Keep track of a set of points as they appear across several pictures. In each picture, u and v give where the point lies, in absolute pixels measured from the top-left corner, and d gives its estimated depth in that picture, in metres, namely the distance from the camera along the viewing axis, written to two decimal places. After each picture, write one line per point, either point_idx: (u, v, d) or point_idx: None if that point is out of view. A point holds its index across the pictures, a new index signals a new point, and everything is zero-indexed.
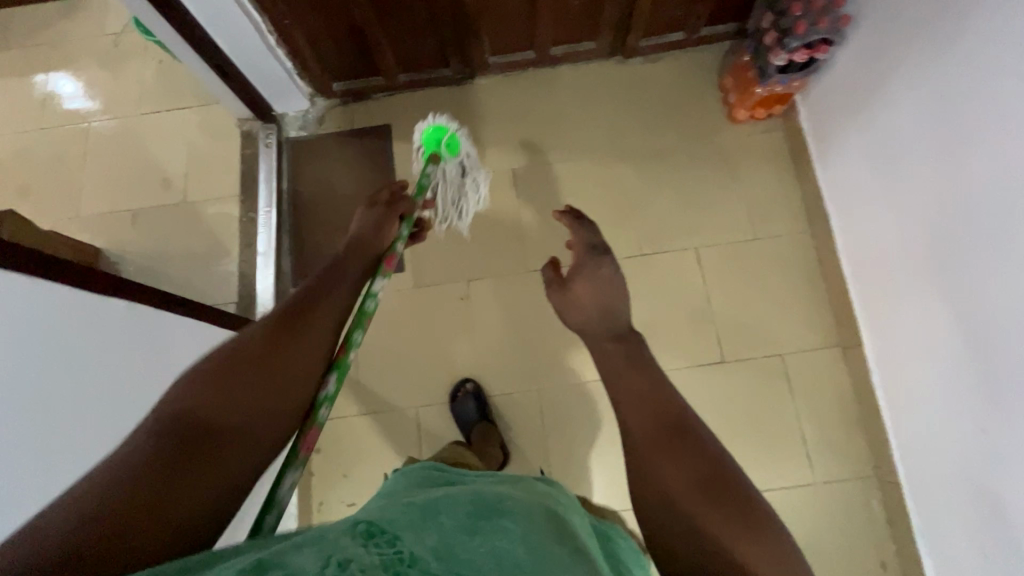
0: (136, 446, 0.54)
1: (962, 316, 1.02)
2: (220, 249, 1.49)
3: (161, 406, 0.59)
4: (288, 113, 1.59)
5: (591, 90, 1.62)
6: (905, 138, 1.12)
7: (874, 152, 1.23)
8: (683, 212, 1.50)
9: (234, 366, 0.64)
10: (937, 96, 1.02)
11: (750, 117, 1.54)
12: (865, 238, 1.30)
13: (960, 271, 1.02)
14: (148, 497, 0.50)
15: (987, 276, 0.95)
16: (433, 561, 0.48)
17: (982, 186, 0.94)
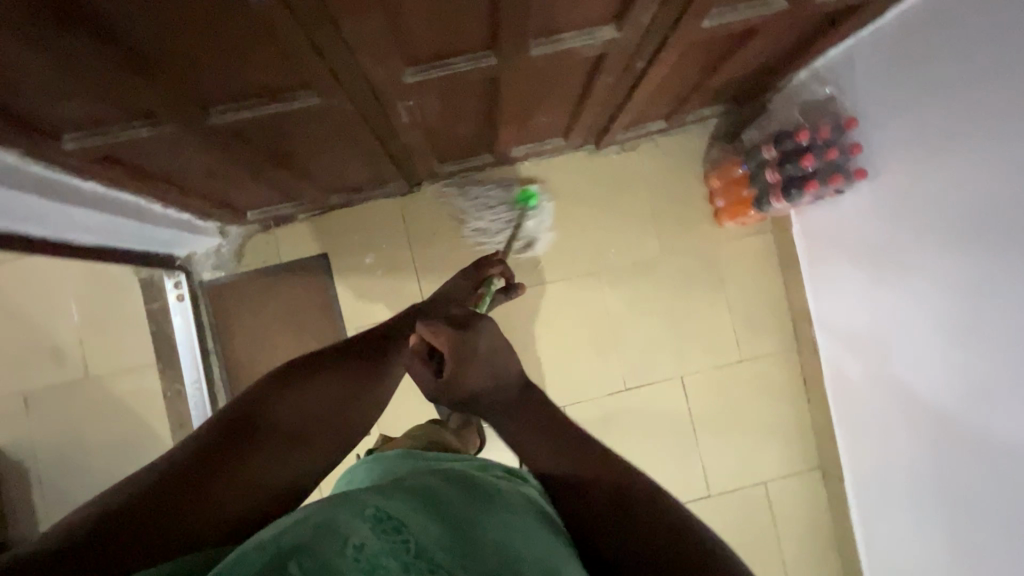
0: (193, 441, 0.54)
1: (954, 509, 1.01)
2: (149, 432, 1.27)
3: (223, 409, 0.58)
4: (196, 252, 1.30)
5: (563, 189, 1.40)
6: (917, 307, 1.01)
7: (874, 296, 1.12)
8: (667, 334, 1.41)
9: (274, 401, 0.60)
10: (970, 294, 0.89)
11: (737, 222, 1.39)
12: (851, 375, 1.24)
13: (966, 479, 0.98)
14: (198, 479, 0.51)
15: (993, 497, 0.93)
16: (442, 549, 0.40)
17: (1006, 416, 0.88)
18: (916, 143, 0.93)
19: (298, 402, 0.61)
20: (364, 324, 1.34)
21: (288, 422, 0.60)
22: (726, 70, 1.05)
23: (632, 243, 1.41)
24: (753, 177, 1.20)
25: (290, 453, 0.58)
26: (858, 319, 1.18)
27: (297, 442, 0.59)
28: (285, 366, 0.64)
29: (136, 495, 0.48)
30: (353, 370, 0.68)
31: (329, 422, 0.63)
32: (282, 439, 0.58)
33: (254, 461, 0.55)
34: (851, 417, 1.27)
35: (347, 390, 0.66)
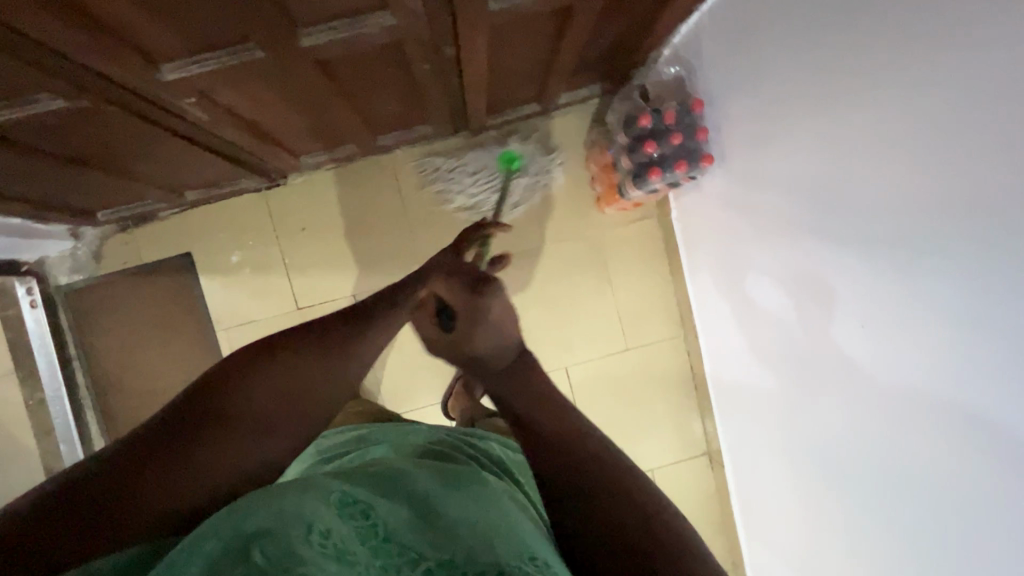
0: (144, 431, 0.54)
1: (804, 495, 1.00)
2: (10, 443, 1.24)
3: (183, 395, 0.57)
4: (50, 255, 1.25)
5: (441, 178, 1.34)
6: (772, 290, 0.99)
7: (740, 280, 1.10)
8: (552, 325, 1.37)
9: (226, 394, 0.58)
10: (809, 275, 0.87)
11: (619, 210, 1.34)
12: (726, 362, 1.22)
13: (807, 467, 0.97)
14: (136, 478, 0.50)
15: (829, 482, 0.92)
16: (408, 532, 0.48)
17: (837, 399, 0.87)
18: (757, 122, 0.93)
19: (252, 387, 0.59)
20: (235, 325, 1.30)
21: (243, 409, 0.58)
22: (568, 51, 0.98)
23: (514, 232, 1.36)
24: (616, 163, 1.14)
25: (248, 443, 0.56)
26: (728, 304, 1.16)
27: (252, 428, 0.57)
28: (263, 348, 0.62)
29: (78, 495, 0.48)
30: (324, 348, 0.65)
31: (285, 410, 0.60)
32: (235, 428, 0.56)
33: (204, 454, 0.54)
34: (728, 405, 1.26)
35: (307, 377, 0.63)
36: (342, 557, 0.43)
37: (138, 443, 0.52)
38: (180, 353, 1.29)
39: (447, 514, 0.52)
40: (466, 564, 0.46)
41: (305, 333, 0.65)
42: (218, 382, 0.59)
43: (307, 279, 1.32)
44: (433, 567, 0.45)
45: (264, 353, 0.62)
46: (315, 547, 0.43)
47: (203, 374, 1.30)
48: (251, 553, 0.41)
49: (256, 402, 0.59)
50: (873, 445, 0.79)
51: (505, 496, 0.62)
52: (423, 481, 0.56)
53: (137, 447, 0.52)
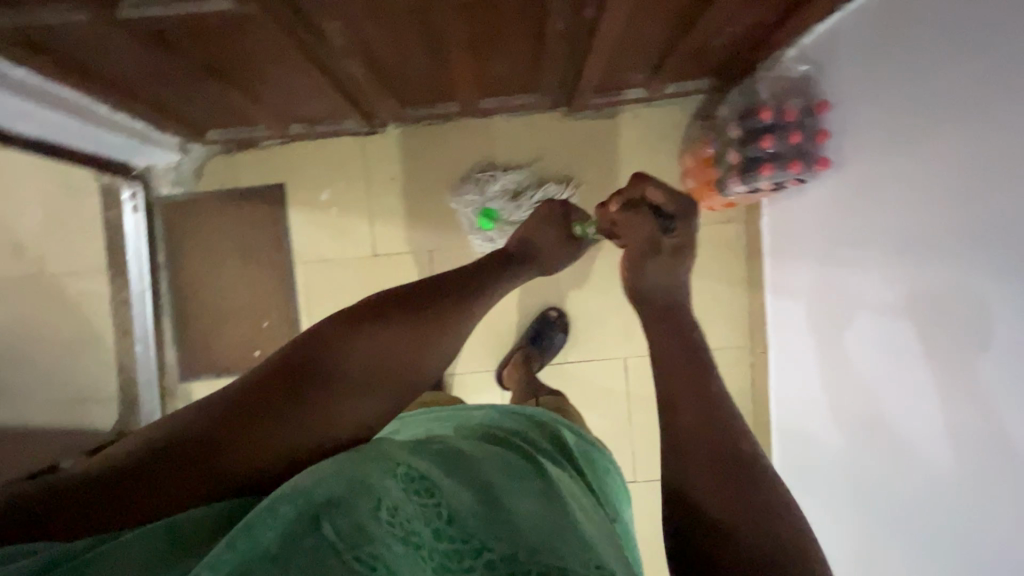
0: (233, 387, 0.55)
1: (859, 528, 0.96)
2: (94, 334, 1.31)
3: (275, 355, 0.58)
4: (157, 165, 1.30)
5: (531, 151, 1.35)
6: (850, 313, 0.96)
7: (818, 299, 1.06)
8: (619, 313, 1.36)
9: (316, 351, 0.58)
10: (894, 299, 0.84)
11: (709, 208, 1.31)
12: (795, 378, 1.19)
13: (873, 495, 0.92)
14: (216, 436, 0.50)
15: (893, 518, 0.88)
16: (470, 519, 0.48)
17: (910, 432, 0.83)
18: (884, 130, 0.84)
19: (348, 352, 0.59)
20: (313, 261, 1.34)
21: (340, 373, 0.58)
22: (695, 33, 0.97)
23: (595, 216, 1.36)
24: (719, 158, 1.12)
25: (342, 406, 0.57)
26: (803, 321, 1.13)
27: (347, 392, 0.58)
28: (350, 315, 0.62)
29: (192, 442, 0.49)
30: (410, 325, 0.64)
31: (379, 377, 0.60)
32: (332, 391, 0.57)
33: (306, 412, 0.55)
34: (792, 424, 1.21)
35: (394, 348, 0.62)
36: (406, 540, 0.44)
37: (247, 395, 0.54)
38: (256, 280, 1.32)
39: (508, 502, 0.51)
40: (531, 561, 0.45)
41: (399, 307, 0.65)
42: (314, 343, 0.59)
43: (387, 229, 1.35)
44: (495, 561, 0.46)
45: (353, 319, 0.62)
46: (386, 525, 0.44)
47: (276, 302, 1.32)
48: (321, 527, 0.42)
49: (343, 368, 0.58)
50: (963, 476, 0.74)
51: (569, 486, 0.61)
52: (485, 467, 0.56)
53: (248, 399, 0.53)
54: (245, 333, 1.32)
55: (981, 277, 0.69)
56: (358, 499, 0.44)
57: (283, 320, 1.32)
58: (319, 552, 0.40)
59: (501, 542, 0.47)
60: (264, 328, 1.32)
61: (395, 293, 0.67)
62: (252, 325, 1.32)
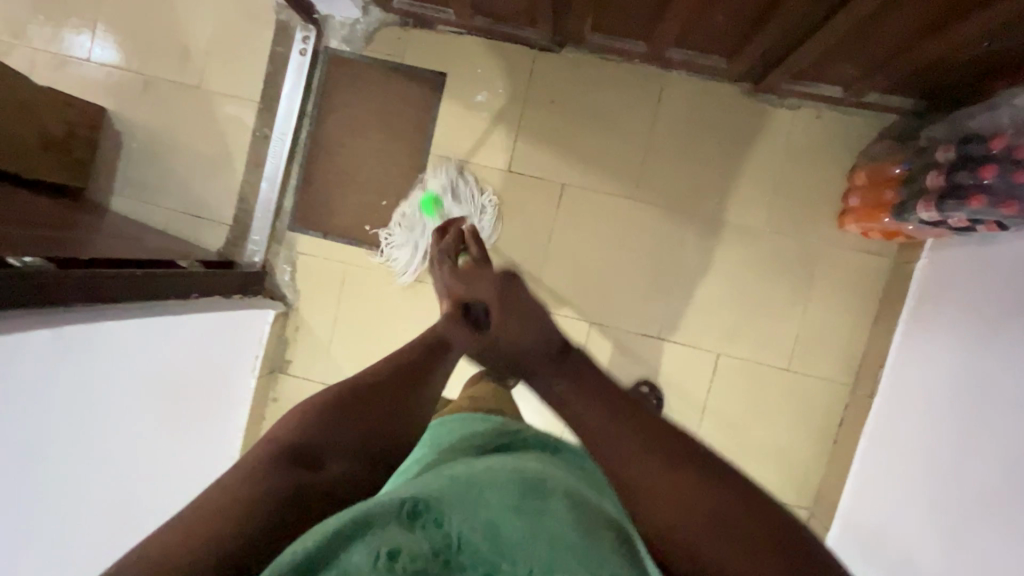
0: (248, 477, 0.55)
1: None
2: (228, 158, 1.35)
3: (274, 440, 0.59)
4: (335, 17, 1.31)
5: (696, 120, 1.29)
6: (1011, 381, 0.87)
7: (970, 358, 0.98)
8: (729, 308, 1.30)
9: (322, 426, 0.61)
10: None
11: (862, 232, 1.23)
12: (900, 431, 1.12)
13: (963, 564, 0.88)
14: (250, 531, 0.51)
15: None
16: (481, 543, 0.49)
17: None
18: None
19: (334, 435, 0.60)
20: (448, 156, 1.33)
21: (327, 454, 0.59)
22: (950, 37, 0.89)
23: (741, 204, 1.29)
24: (908, 179, 1.04)
25: (339, 490, 0.58)
26: (939, 378, 1.05)
27: (342, 473, 0.59)
28: (343, 387, 0.65)
29: (205, 550, 0.48)
30: (410, 394, 0.68)
31: (372, 443, 0.62)
32: (325, 474, 0.58)
33: (311, 500, 0.56)
34: (877, 473, 1.15)
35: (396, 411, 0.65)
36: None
37: (244, 490, 0.54)
38: (391, 158, 1.33)
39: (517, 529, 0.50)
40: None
41: (386, 377, 0.68)
42: (295, 432, 0.60)
43: (529, 150, 1.31)
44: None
45: (352, 391, 0.64)
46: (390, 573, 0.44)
47: (400, 184, 1.33)
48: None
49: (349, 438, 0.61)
50: None
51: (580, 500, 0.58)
52: (498, 493, 0.54)
53: (246, 499, 0.53)
54: (366, 204, 1.34)
55: None
56: (356, 547, 0.45)
57: (403, 204, 1.33)
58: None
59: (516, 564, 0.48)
60: (382, 206, 1.33)
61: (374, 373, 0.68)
62: (373, 198, 1.34)
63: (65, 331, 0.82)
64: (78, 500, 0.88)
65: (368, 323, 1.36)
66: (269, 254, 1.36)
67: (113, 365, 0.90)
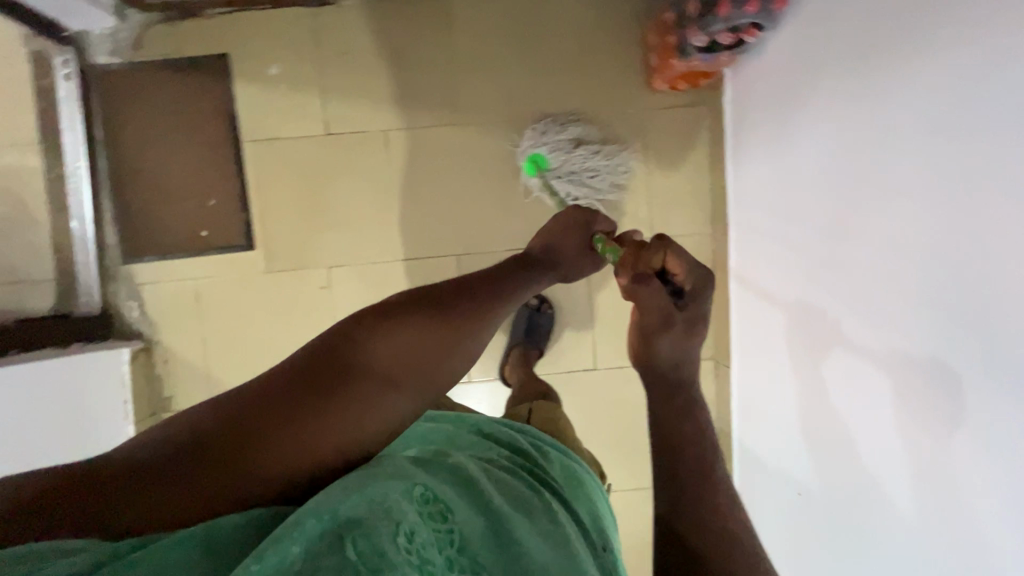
0: (261, 378, 0.51)
1: (806, 387, 0.96)
2: (27, 211, 1.23)
3: (316, 341, 0.54)
4: (92, 31, 1.23)
5: (492, 29, 1.29)
6: (806, 168, 0.93)
7: (779, 163, 1.04)
8: (582, 199, 1.33)
9: (369, 334, 0.54)
10: (843, 140, 0.82)
11: (670, 88, 1.28)
12: (750, 251, 1.18)
13: (814, 337, 0.94)
14: (220, 440, 0.45)
15: (833, 369, 0.87)
16: (481, 550, 0.47)
17: (851, 267, 0.82)
18: (833, 62, 0.83)
19: (387, 333, 0.55)
20: (261, 138, 1.28)
21: (379, 367, 0.53)
22: None
23: (558, 96, 1.31)
24: (679, 19, 1.09)
25: (384, 399, 0.52)
26: (763, 191, 1.11)
27: (387, 386, 0.53)
28: (411, 292, 0.60)
29: (195, 436, 0.45)
30: (466, 310, 0.60)
31: (408, 373, 0.54)
32: (372, 387, 0.52)
33: (342, 398, 0.50)
34: (745, 298, 1.20)
35: (438, 339, 0.57)
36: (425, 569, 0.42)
37: (272, 388, 0.49)
38: (203, 157, 1.27)
39: (532, 537, 0.50)
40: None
41: (450, 294, 0.61)
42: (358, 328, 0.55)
43: (340, 107, 1.29)
44: None
45: (409, 303, 0.58)
46: (405, 554, 0.41)
47: (223, 180, 1.28)
48: (345, 548, 0.40)
49: (387, 357, 0.54)
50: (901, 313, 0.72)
51: (566, 515, 0.58)
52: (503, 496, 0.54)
53: (270, 395, 0.48)
54: (193, 211, 1.27)
55: (920, 90, 0.65)
56: (386, 519, 0.43)
57: (231, 198, 1.28)
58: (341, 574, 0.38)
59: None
60: (212, 207, 1.28)
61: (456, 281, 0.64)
62: (199, 204, 1.27)
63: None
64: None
65: (239, 331, 1.30)
66: (109, 295, 1.27)
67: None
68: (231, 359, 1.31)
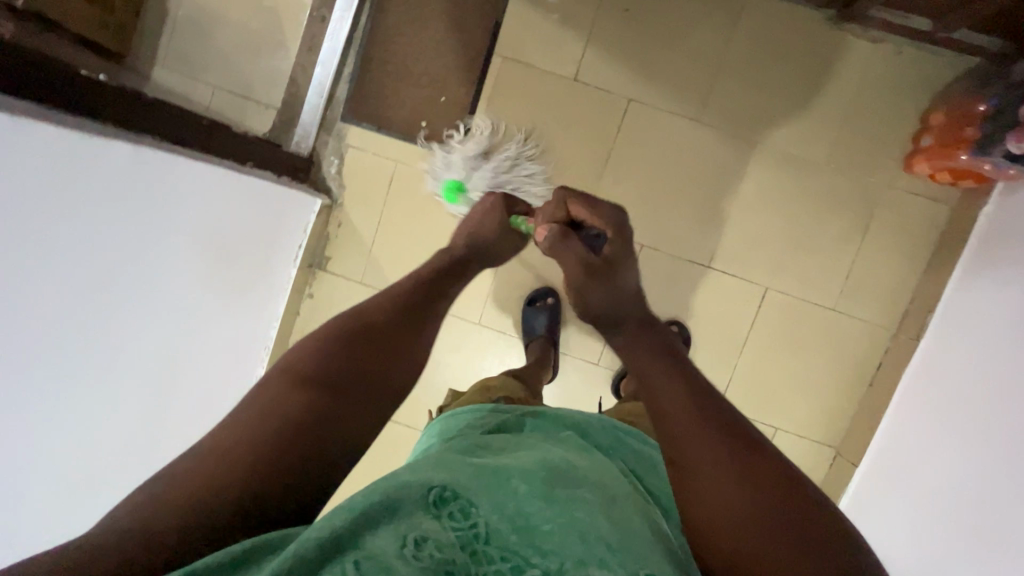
0: (257, 408, 0.60)
1: (967, 529, 0.95)
2: (281, 38, 1.26)
3: (283, 373, 0.64)
4: None
5: (775, 46, 1.24)
6: None
7: None
8: (783, 244, 1.28)
9: (322, 358, 0.66)
10: None
11: (927, 175, 1.21)
12: (946, 369, 1.13)
13: (1002, 497, 0.90)
14: (247, 461, 0.55)
15: (1018, 530, 0.85)
16: (511, 537, 0.51)
17: None
18: None
19: (323, 360, 0.66)
20: (512, 58, 1.27)
21: (335, 378, 0.65)
22: None
23: (809, 135, 1.26)
24: (996, 114, 1.03)
25: (351, 407, 0.64)
26: (995, 321, 1.05)
27: (344, 394, 0.64)
28: (331, 323, 0.72)
29: (232, 460, 0.55)
30: (379, 333, 0.73)
31: (362, 381, 0.67)
32: (338, 397, 0.64)
33: (332, 415, 0.62)
34: (915, 410, 1.17)
35: (374, 357, 0.70)
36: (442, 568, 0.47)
37: (256, 431, 0.58)
38: (453, 53, 1.28)
39: (549, 516, 0.53)
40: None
41: (357, 321, 0.73)
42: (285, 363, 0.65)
43: (597, 60, 1.27)
44: None
45: (333, 334, 0.70)
46: (415, 563, 0.46)
47: (461, 83, 1.28)
48: (344, 561, 0.45)
49: (336, 370, 0.66)
50: None
51: (595, 493, 0.58)
52: (526, 480, 0.56)
53: (264, 438, 0.57)
54: (423, 100, 1.29)
55: None
56: (380, 532, 0.48)
57: (461, 103, 1.29)
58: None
59: (546, 558, 0.50)
60: (440, 103, 1.29)
61: (375, 305, 0.77)
62: (431, 96, 1.29)
63: (111, 145, 0.77)
64: (115, 348, 0.86)
65: (415, 226, 1.33)
66: (318, 142, 1.32)
67: (163, 211, 0.88)
68: (398, 250, 1.34)
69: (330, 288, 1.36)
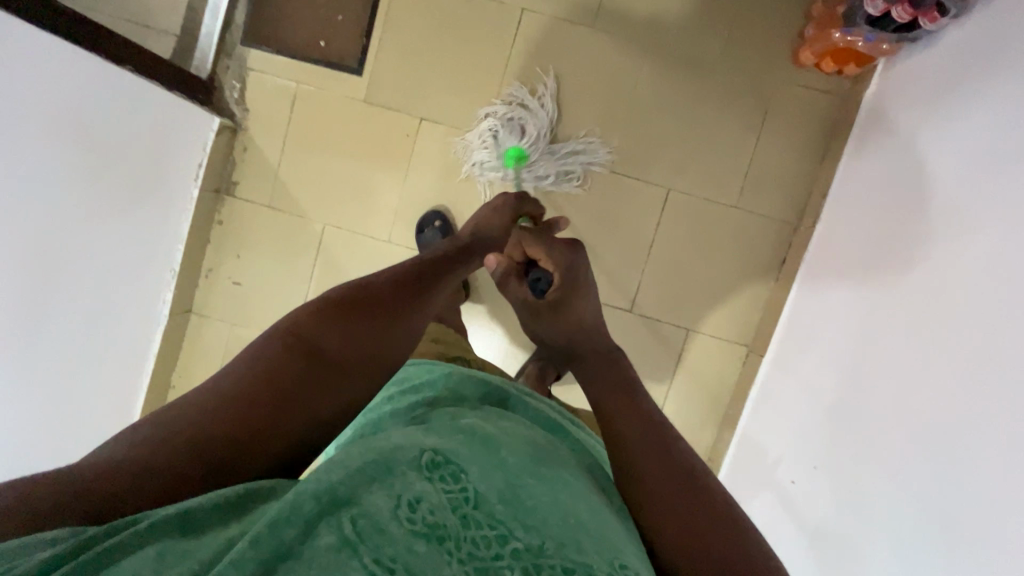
0: (216, 389, 0.56)
1: (851, 384, 0.97)
2: None
3: (252, 353, 0.61)
4: None
5: None
6: (936, 173, 0.92)
7: (899, 166, 1.02)
8: (683, 145, 1.30)
9: (306, 336, 0.63)
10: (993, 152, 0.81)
11: (815, 65, 1.24)
12: (832, 246, 1.16)
13: (879, 342, 0.94)
14: (197, 440, 0.52)
15: (893, 370, 0.88)
16: (497, 505, 0.48)
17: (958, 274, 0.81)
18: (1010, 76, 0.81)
19: (305, 347, 0.63)
20: None
21: (319, 358, 0.63)
22: None
23: (701, 35, 1.28)
24: None
25: (329, 395, 0.62)
26: (872, 193, 1.08)
27: (324, 384, 0.62)
28: (330, 297, 0.69)
29: (175, 438, 0.52)
30: (374, 314, 0.70)
31: (343, 369, 0.64)
32: (311, 389, 0.60)
33: (304, 400, 0.59)
34: (809, 292, 1.19)
35: (370, 342, 0.68)
36: (432, 534, 0.44)
37: (216, 408, 0.55)
38: None
39: (538, 489, 0.51)
40: (557, 556, 0.46)
41: (349, 298, 0.70)
42: (252, 343, 0.62)
43: None
44: (521, 550, 0.46)
45: (322, 311, 0.67)
46: (408, 526, 0.44)
47: (358, 2, 1.30)
48: (337, 518, 0.43)
49: (326, 349, 0.64)
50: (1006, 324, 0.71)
51: (572, 473, 0.56)
52: (515, 455, 0.54)
53: (220, 420, 0.54)
54: (320, 20, 1.31)
55: None
56: (376, 491, 0.46)
57: (359, 21, 1.31)
58: (340, 553, 0.41)
59: (528, 532, 0.47)
60: (338, 22, 1.31)
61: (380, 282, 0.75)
62: (329, 16, 1.31)
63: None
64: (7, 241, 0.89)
65: (320, 146, 1.34)
66: (218, 67, 1.33)
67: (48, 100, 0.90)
68: (306, 171, 1.35)
69: (239, 212, 1.36)
